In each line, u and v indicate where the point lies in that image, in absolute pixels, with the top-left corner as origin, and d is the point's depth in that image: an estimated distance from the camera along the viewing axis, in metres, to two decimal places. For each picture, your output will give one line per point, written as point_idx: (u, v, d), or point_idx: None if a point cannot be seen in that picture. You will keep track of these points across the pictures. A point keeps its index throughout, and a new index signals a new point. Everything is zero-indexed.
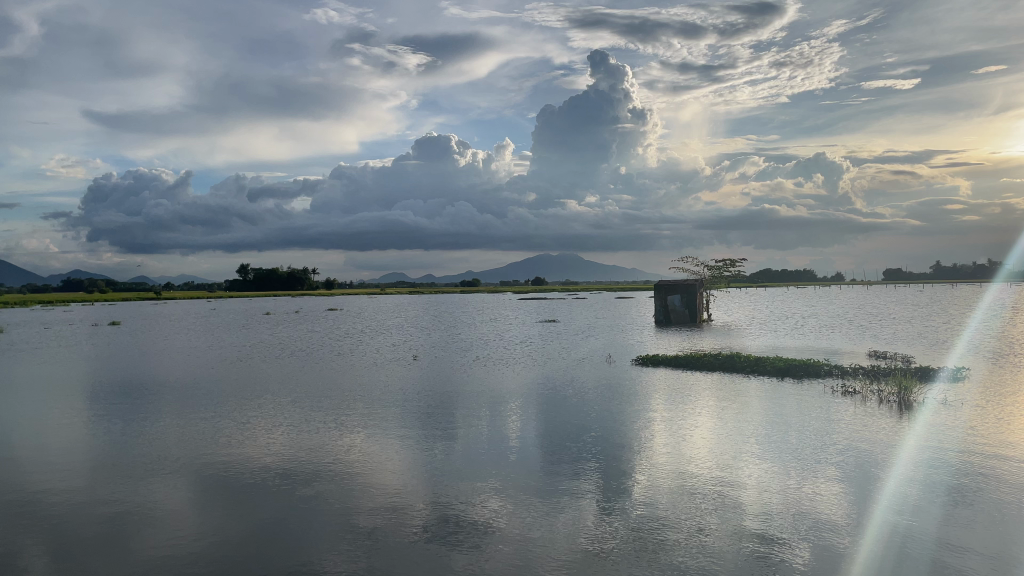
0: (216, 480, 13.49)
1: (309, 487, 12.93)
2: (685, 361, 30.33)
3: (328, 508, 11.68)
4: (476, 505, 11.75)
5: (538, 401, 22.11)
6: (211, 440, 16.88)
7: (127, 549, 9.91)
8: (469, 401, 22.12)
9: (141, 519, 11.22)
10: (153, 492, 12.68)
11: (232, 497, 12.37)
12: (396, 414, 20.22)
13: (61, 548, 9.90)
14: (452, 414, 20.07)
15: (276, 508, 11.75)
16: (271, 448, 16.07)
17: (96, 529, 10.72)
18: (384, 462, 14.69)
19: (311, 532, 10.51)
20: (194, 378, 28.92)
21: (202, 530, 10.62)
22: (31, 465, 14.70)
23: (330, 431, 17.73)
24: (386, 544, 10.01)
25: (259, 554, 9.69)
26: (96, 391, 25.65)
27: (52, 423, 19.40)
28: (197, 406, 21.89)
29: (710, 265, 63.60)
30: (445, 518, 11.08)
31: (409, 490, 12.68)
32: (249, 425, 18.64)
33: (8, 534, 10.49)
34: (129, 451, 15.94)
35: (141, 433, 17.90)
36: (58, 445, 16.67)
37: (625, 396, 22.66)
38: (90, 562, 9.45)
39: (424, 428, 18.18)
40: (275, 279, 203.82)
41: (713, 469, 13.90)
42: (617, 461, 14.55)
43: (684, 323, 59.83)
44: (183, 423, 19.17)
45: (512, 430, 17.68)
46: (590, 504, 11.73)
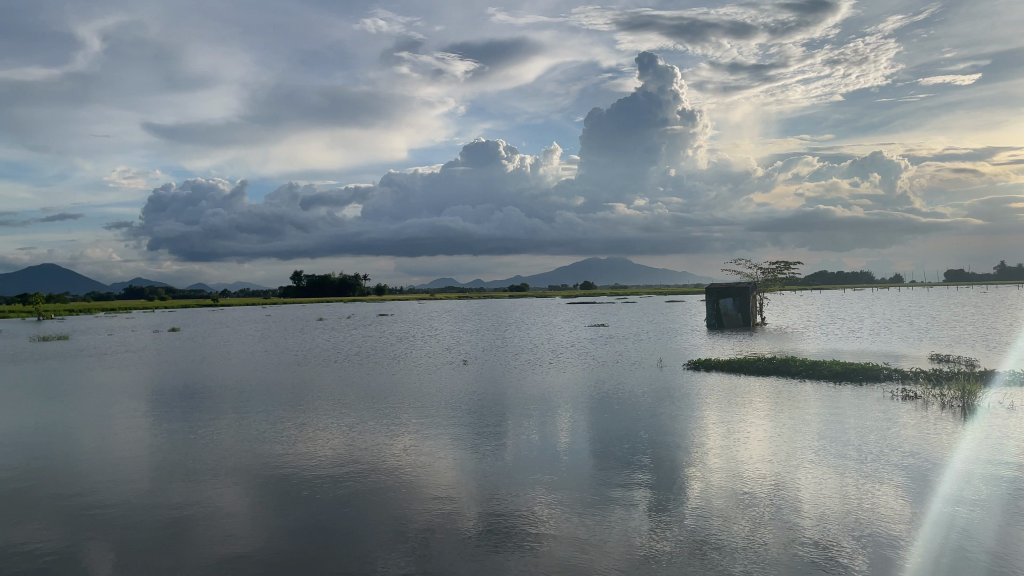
0: (273, 481, 13.80)
1: (363, 489, 13.14)
2: (738, 365, 29.91)
3: (381, 510, 11.88)
4: (526, 507, 11.84)
5: (589, 405, 22.11)
6: (268, 443, 17.28)
7: (189, 548, 10.23)
8: (519, 405, 22.25)
9: (202, 518, 11.58)
10: (212, 493, 13.02)
11: (288, 497, 12.67)
12: (448, 417, 20.45)
13: (126, 547, 10.25)
14: (502, 417, 20.22)
15: (330, 508, 11.99)
16: (324, 450, 16.39)
17: (159, 528, 11.08)
18: (437, 464, 14.87)
19: (366, 534, 10.67)
20: (252, 382, 29.66)
21: (260, 531, 10.85)
22: (97, 466, 15.22)
23: (382, 435, 18.00)
24: (440, 546, 10.11)
25: (317, 554, 9.88)
26: (159, 394, 26.49)
27: (116, 426, 20.06)
28: (254, 409, 22.44)
29: (764, 268, 62.61)
30: (498, 521, 11.16)
31: (460, 492, 12.83)
32: (303, 428, 19.03)
33: (76, 533, 10.90)
34: (190, 453, 16.40)
35: (200, 436, 18.39)
36: (121, 447, 17.23)
37: (677, 401, 22.53)
38: (154, 560, 9.78)
39: (474, 431, 18.37)
40: (328, 285, 207.41)
41: (767, 473, 13.81)
42: (669, 465, 14.49)
43: (737, 326, 58.96)
44: (240, 426, 19.66)
45: (562, 434, 17.75)
46: (642, 507, 11.73)
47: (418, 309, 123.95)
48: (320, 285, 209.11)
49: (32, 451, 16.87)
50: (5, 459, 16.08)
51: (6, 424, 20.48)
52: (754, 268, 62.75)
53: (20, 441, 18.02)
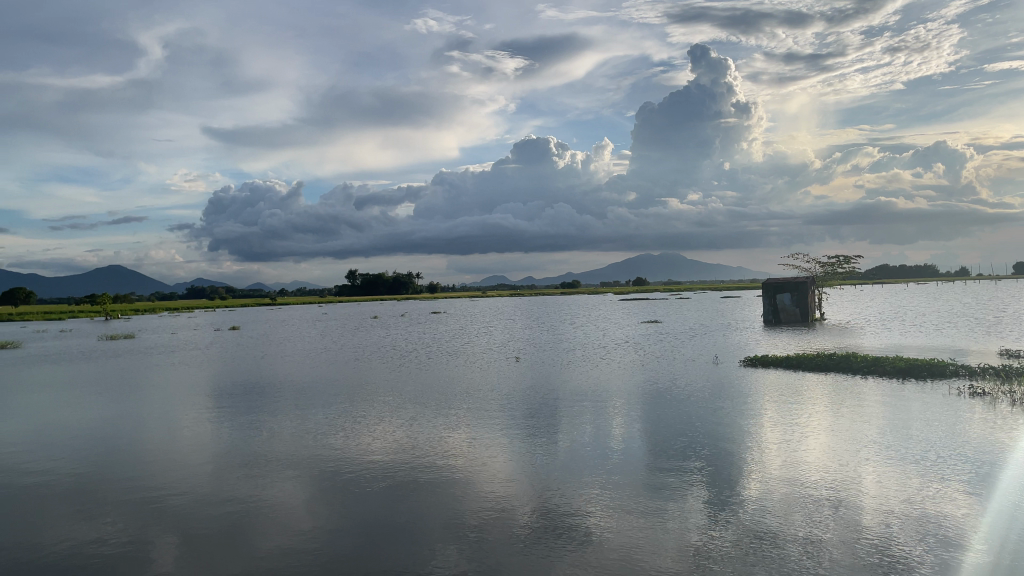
0: (331, 477, 13.94)
1: (419, 486, 13.17)
2: (796, 362, 29.29)
3: (436, 506, 11.95)
4: (581, 505, 11.79)
5: (643, 403, 21.86)
6: (325, 439, 17.48)
7: (249, 541, 10.45)
8: (573, 402, 22.12)
9: (262, 511, 11.84)
10: (271, 488, 13.22)
11: (345, 492, 12.86)
12: (501, 414, 20.52)
13: (190, 540, 10.53)
14: (556, 415, 20.10)
15: (387, 504, 12.11)
16: (378, 446, 16.60)
17: (221, 521, 11.35)
18: (491, 462, 14.85)
19: (422, 531, 10.68)
20: (309, 379, 30.21)
21: (317, 527, 10.96)
22: (161, 461, 15.68)
23: (436, 431, 18.14)
24: (495, 544, 10.08)
25: (373, 549, 9.96)
26: (221, 391, 27.16)
27: (179, 423, 20.55)
28: (312, 406, 22.85)
29: (823, 262, 61.21)
30: (553, 520, 11.07)
31: (514, 489, 12.84)
32: (358, 424, 19.30)
33: (143, 526, 11.24)
34: (251, 449, 16.70)
35: (259, 432, 18.71)
36: (185, 442, 17.73)
37: (734, 398, 22.18)
38: (216, 552, 10.02)
39: (528, 427, 18.38)
40: (381, 283, 210.36)
41: (829, 472, 13.49)
42: (727, 464, 14.22)
43: (795, 322, 57.81)
44: (299, 422, 20.07)
45: (616, 431, 17.63)
46: (698, 506, 11.60)
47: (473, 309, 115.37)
48: (374, 284, 212.16)
49: (100, 447, 17.37)
50: (75, 455, 16.60)
51: (77, 421, 21.23)
52: (812, 262, 61.37)
53: (89, 438, 18.59)
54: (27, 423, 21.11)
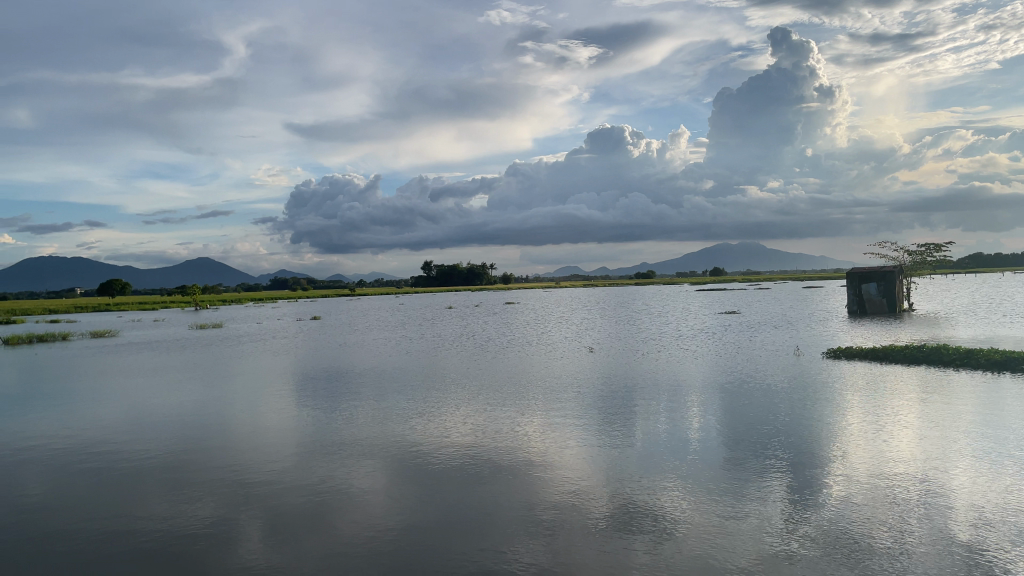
0: (408, 464, 14.20)
1: (495, 475, 13.26)
2: (883, 354, 28.17)
3: (511, 495, 12.01)
4: (656, 498, 11.64)
5: (721, 394, 21.50)
6: (403, 427, 17.79)
7: (330, 524, 10.73)
8: (648, 394, 21.91)
9: (343, 497, 12.12)
10: (351, 474, 13.52)
11: (422, 479, 13.07)
12: (574, 405, 20.43)
13: (276, 523, 10.86)
14: (630, 406, 19.93)
15: (463, 492, 12.22)
16: (454, 434, 16.77)
17: (303, 505, 11.68)
18: (566, 452, 14.84)
19: (498, 520, 10.75)
20: (386, 368, 30.79)
21: (397, 513, 11.16)
22: (247, 446, 16.23)
23: (508, 421, 18.23)
24: (571, 534, 10.07)
25: (450, 537, 10.06)
26: (303, 379, 27.91)
27: (264, 409, 21.24)
28: (389, 394, 23.28)
29: (912, 251, 58.67)
30: (629, 512, 10.97)
31: (589, 480, 12.78)
32: (433, 413, 19.57)
33: (231, 508, 11.66)
34: (332, 435, 17.15)
35: (340, 419, 19.21)
36: (269, 428, 18.32)
37: (817, 391, 21.52)
38: (301, 535, 10.31)
39: (603, 419, 18.26)
40: (456, 275, 213.04)
41: (917, 469, 12.94)
42: (808, 458, 13.82)
43: (881, 313, 55.65)
44: (376, 410, 20.47)
45: (693, 423, 17.34)
46: (778, 501, 11.31)
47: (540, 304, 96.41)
48: (449, 275, 215.06)
49: (190, 431, 18.17)
50: (168, 439, 17.39)
51: (168, 406, 22.17)
52: (900, 250, 58.92)
53: (181, 422, 19.48)
54: (125, 407, 22.28)
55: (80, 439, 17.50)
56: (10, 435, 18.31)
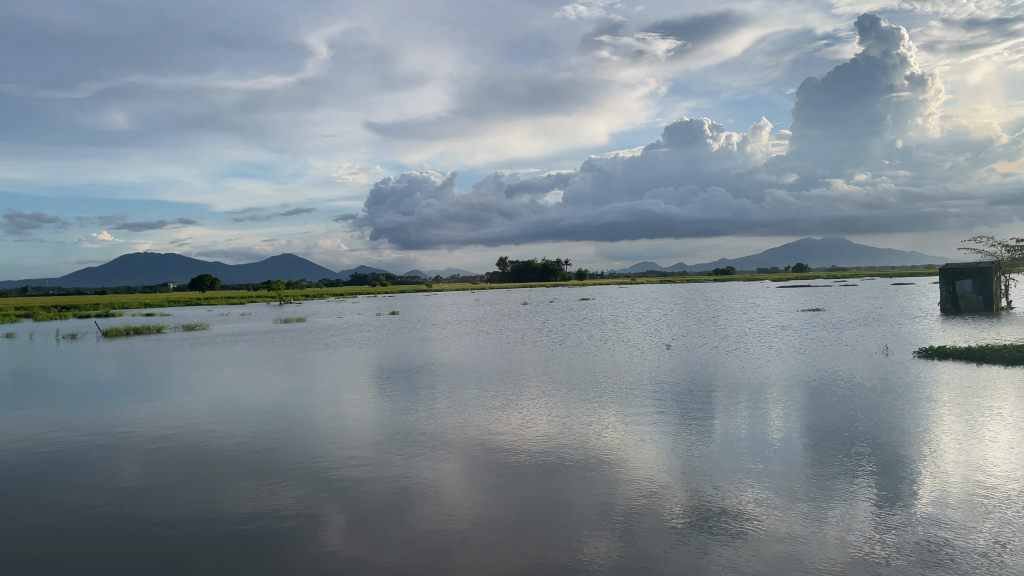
0: (482, 459, 14.23)
1: (569, 473, 13.16)
2: (981, 354, 26.76)
3: (588, 492, 11.91)
4: (735, 499, 11.36)
5: (803, 393, 20.92)
6: (478, 421, 17.91)
7: (409, 516, 10.88)
8: (727, 392, 21.49)
9: (420, 489, 12.29)
10: (427, 467, 13.69)
11: (496, 474, 13.12)
12: (650, 402, 20.14)
13: (355, 513, 11.08)
14: (710, 405, 19.53)
15: (537, 488, 12.20)
16: (527, 430, 16.79)
17: (382, 497, 11.89)
18: (641, 451, 14.62)
19: (570, 518, 10.64)
20: (463, 363, 31.00)
21: (472, 509, 11.16)
22: (327, 437, 16.61)
23: (583, 417, 18.10)
24: (646, 535, 9.87)
25: (526, 532, 10.08)
26: (382, 373, 28.35)
27: (343, 401, 21.69)
28: (464, 389, 23.45)
29: (1011, 246, 55.63)
30: (708, 512, 10.75)
31: (666, 479, 12.58)
32: (507, 408, 19.59)
33: (313, 497, 11.97)
34: (408, 428, 17.39)
35: (417, 412, 19.49)
36: (348, 420, 18.70)
37: (908, 392, 20.59)
38: (380, 525, 10.50)
39: (678, 417, 17.95)
40: (532, 271, 213.51)
41: (1016, 476, 12.24)
42: (896, 462, 13.25)
43: (977, 311, 52.97)
44: (451, 404, 20.67)
45: (773, 424, 16.85)
46: (865, 505, 10.90)
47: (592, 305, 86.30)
48: (524, 271, 215.64)
49: (274, 421, 18.77)
50: (252, 429, 17.91)
51: (253, 398, 22.85)
52: (998, 245, 55.94)
53: (265, 413, 20.10)
54: (213, 397, 23.18)
55: (170, 428, 18.28)
56: (107, 422, 19.29)
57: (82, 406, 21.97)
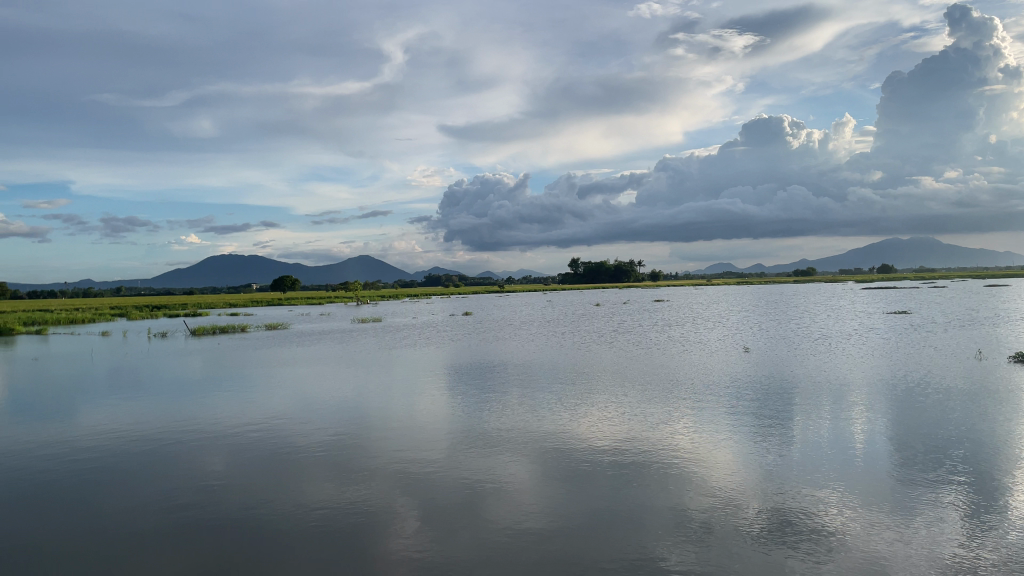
0: (556, 459, 14.32)
1: (642, 475, 13.08)
2: None
3: (664, 496, 11.75)
4: (817, 506, 11.04)
5: (889, 397, 20.27)
6: (551, 422, 17.91)
7: (484, 515, 10.96)
8: (809, 395, 21.02)
9: (493, 488, 12.36)
10: (502, 466, 13.81)
11: (570, 475, 13.10)
12: (726, 405, 19.75)
13: (430, 510, 11.23)
14: (788, 408, 19.03)
15: (611, 491, 12.11)
16: (600, 431, 16.70)
17: (457, 494, 12.02)
18: (717, 454, 14.38)
19: (646, 520, 10.58)
20: (534, 362, 31.17)
21: (544, 507, 11.25)
22: (403, 435, 16.91)
23: (657, 420, 17.88)
24: (724, 541, 9.67)
25: (599, 534, 10.04)
26: (456, 372, 28.72)
27: (418, 400, 22.03)
28: (538, 389, 23.51)
29: None
30: (785, 518, 10.53)
31: (744, 484, 12.29)
32: (581, 409, 19.52)
33: (389, 494, 12.18)
34: (483, 427, 17.62)
35: (491, 410, 19.74)
36: (423, 418, 18.98)
37: (1003, 398, 19.59)
38: (456, 523, 10.62)
39: (756, 420, 17.59)
40: (604, 272, 212.63)
41: None
42: (990, 471, 12.64)
43: None
44: (525, 404, 20.75)
45: (855, 429, 16.34)
46: (954, 515, 10.46)
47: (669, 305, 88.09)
48: (597, 272, 214.87)
49: (352, 418, 19.24)
50: (330, 426, 18.37)
51: (331, 395, 23.42)
52: None
53: (344, 410, 20.60)
54: (295, 394, 23.88)
55: (254, 424, 18.93)
56: (194, 418, 20.08)
57: (172, 402, 22.93)
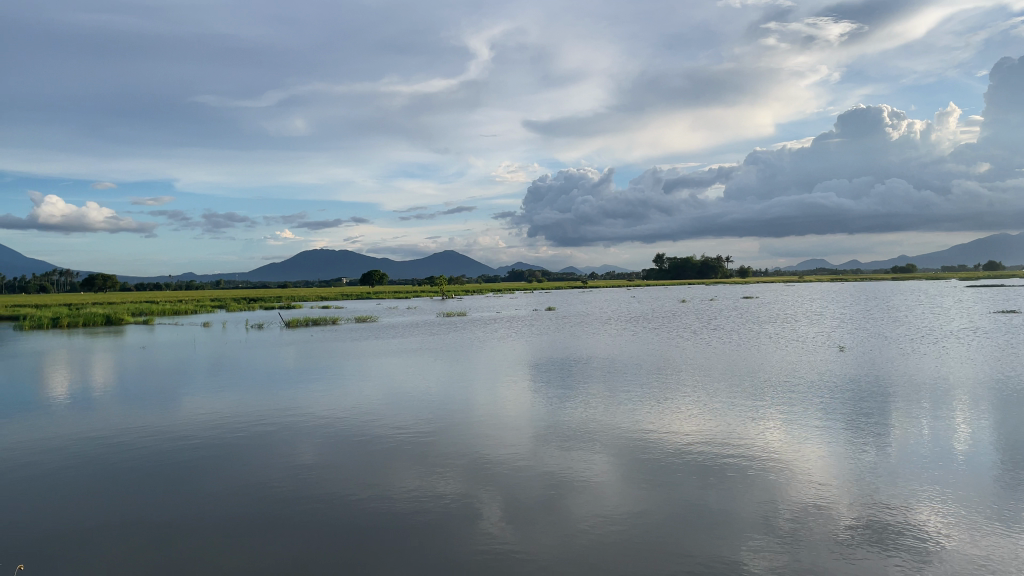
0: (638, 456, 14.14)
1: (728, 473, 12.83)
2: None
3: (751, 496, 11.49)
4: (911, 510, 10.60)
5: (998, 401, 19.07)
6: (635, 419, 17.71)
7: (567, 510, 10.98)
8: (910, 396, 20.03)
9: (575, 483, 12.37)
10: (584, 462, 13.78)
11: (652, 472, 12.99)
12: (820, 406, 18.99)
13: (513, 503, 11.35)
14: (887, 410, 18.17)
15: (695, 489, 11.93)
16: (685, 429, 16.40)
17: (538, 488, 12.10)
18: (806, 455, 13.91)
19: (731, 520, 10.38)
20: (618, 358, 30.78)
21: (628, 505, 11.15)
22: (487, 428, 17.09)
23: (745, 419, 17.40)
24: (813, 543, 9.42)
25: (682, 532, 9.93)
26: (540, 367, 28.63)
27: (501, 393, 22.17)
28: (624, 385, 23.17)
29: None
30: (877, 522, 10.17)
31: (833, 486, 11.89)
32: (664, 406, 19.20)
33: (474, 486, 12.35)
34: (566, 422, 17.60)
35: (573, 406, 19.61)
36: (507, 412, 19.13)
37: None
38: (538, 517, 10.68)
39: (853, 421, 16.87)
40: (691, 267, 208.81)
41: None
42: None
43: None
44: (608, 400, 20.58)
45: (960, 432, 15.47)
46: None
47: (748, 305, 77.97)
48: (682, 267, 211.34)
49: (438, 410, 19.50)
50: (416, 417, 18.72)
51: (417, 387, 23.81)
52: None
53: (429, 402, 20.91)
54: (381, 386, 24.29)
55: (342, 415, 19.31)
56: (287, 407, 20.78)
57: (265, 391, 23.72)
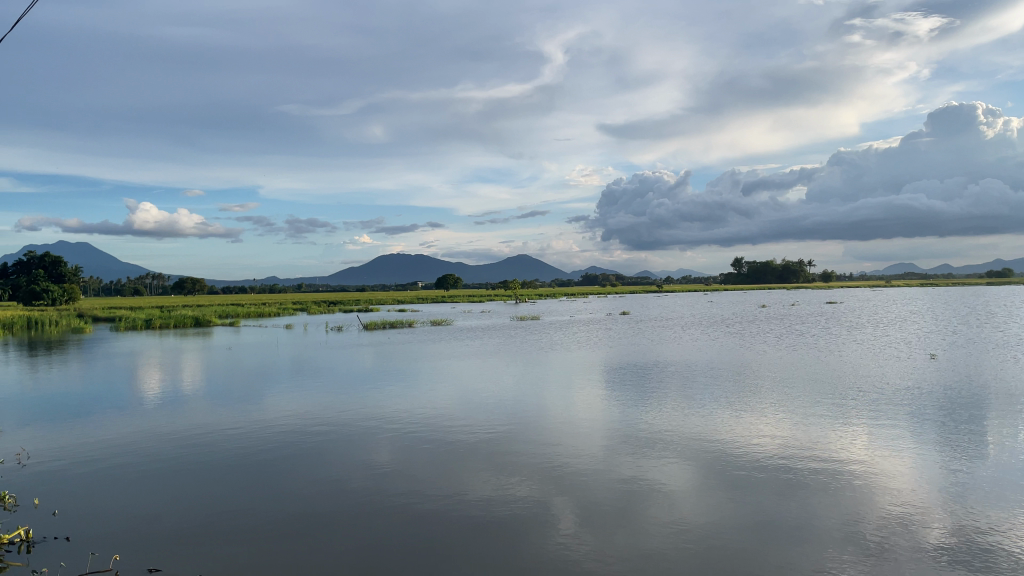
0: (715, 464, 13.82)
1: (809, 483, 12.41)
2: None
3: (832, 507, 11.10)
4: (1008, 525, 10.05)
5: None
6: (711, 426, 17.29)
7: (643, 517, 10.82)
8: (1006, 405, 19.16)
9: (650, 491, 12.18)
10: (659, 469, 13.55)
11: (730, 480, 12.68)
12: (908, 415, 18.17)
13: (587, 509, 11.25)
14: (983, 420, 17.25)
15: (774, 499, 11.58)
16: (763, 438, 15.95)
17: (613, 495, 11.97)
18: (893, 467, 13.34)
19: (812, 532, 10.05)
20: (693, 364, 30.29)
21: (705, 514, 10.91)
22: (562, 433, 17.03)
23: (828, 428, 16.80)
24: (900, 558, 9.04)
25: (761, 544, 9.66)
26: (615, 371, 28.35)
27: (575, 398, 22.06)
28: (701, 391, 22.72)
29: None
30: (969, 537, 9.67)
31: (921, 499, 11.36)
32: (743, 413, 18.74)
33: (549, 491, 12.31)
34: (640, 428, 17.34)
35: (648, 413, 19.31)
36: (582, 417, 19.03)
37: None
38: (613, 524, 10.56)
39: (945, 432, 16.10)
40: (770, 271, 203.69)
41: None
42: None
43: None
44: (684, 406, 20.21)
45: None
46: None
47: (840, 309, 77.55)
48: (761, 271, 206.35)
49: (511, 414, 19.53)
50: (490, 420, 18.82)
51: (491, 390, 23.93)
52: None
53: (503, 405, 21.00)
54: (456, 389, 24.49)
55: (417, 417, 19.53)
56: (364, 408, 21.16)
57: (344, 392, 24.22)
